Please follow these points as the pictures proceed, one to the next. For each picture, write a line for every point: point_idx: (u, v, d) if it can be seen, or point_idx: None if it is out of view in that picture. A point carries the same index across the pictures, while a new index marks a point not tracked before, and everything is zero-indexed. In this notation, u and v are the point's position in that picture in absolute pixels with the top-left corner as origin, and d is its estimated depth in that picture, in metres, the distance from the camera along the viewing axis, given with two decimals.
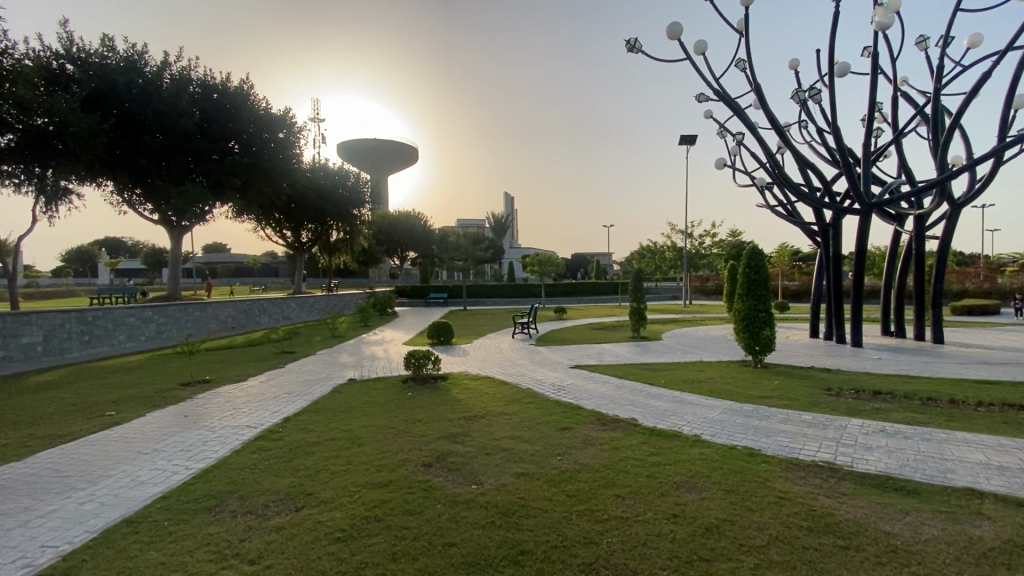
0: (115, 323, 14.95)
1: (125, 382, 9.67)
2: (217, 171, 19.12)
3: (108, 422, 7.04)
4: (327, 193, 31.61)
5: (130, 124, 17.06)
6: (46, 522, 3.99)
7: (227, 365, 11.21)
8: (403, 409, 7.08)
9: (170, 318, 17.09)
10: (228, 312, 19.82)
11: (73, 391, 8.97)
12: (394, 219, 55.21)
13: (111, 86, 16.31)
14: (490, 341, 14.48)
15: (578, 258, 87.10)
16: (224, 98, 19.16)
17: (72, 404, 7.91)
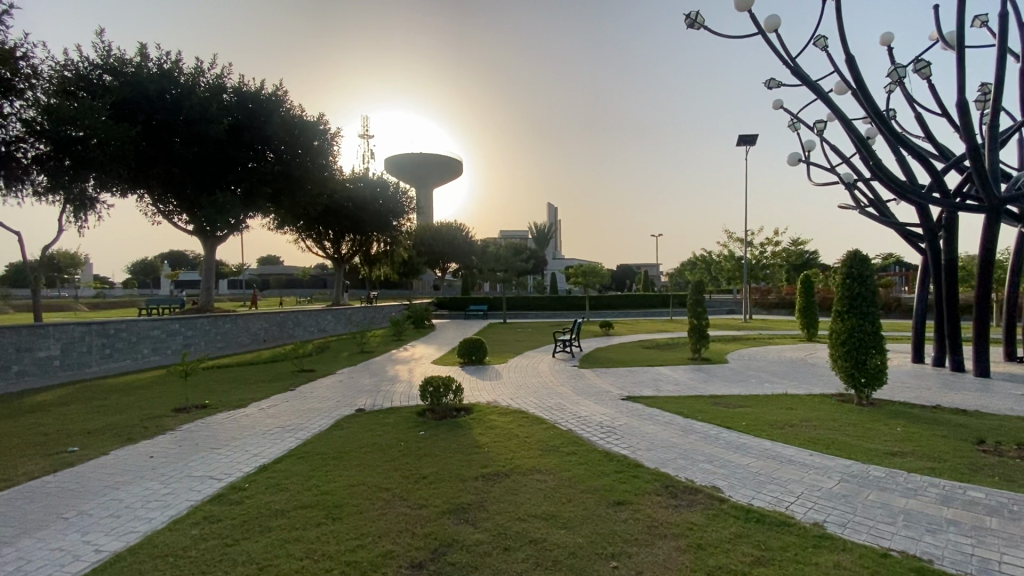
0: (138, 335, 14.10)
1: (118, 405, 8.60)
2: (249, 179, 18.66)
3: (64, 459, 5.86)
4: (365, 203, 31.03)
5: (163, 131, 16.71)
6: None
7: (234, 387, 10.06)
8: (407, 457, 5.55)
9: (199, 331, 16.39)
10: (260, 325, 19.18)
11: (55, 413, 7.87)
12: (436, 230, 54.79)
13: (143, 94, 15.96)
14: (528, 362, 12.82)
15: (624, 269, 83.71)
16: (259, 106, 18.52)
17: (41, 433, 6.78)
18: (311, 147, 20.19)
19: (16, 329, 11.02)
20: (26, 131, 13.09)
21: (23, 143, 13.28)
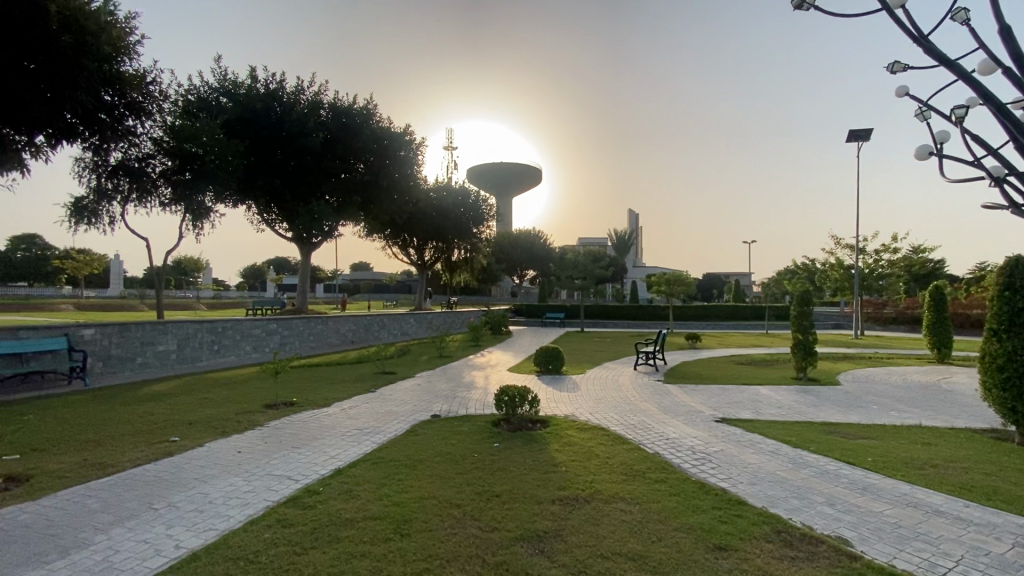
0: (242, 334, 15.24)
1: (218, 398, 9.17)
2: (341, 190, 19.58)
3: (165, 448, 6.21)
4: (447, 211, 31.86)
5: (268, 146, 18.18)
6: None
7: (320, 386, 10.43)
8: (479, 471, 5.25)
9: (293, 331, 17.44)
10: (348, 327, 20.12)
11: (164, 403, 8.50)
12: (515, 237, 55.20)
13: (252, 112, 17.43)
14: (608, 373, 12.16)
15: (711, 278, 79.02)
16: (351, 120, 19.47)
17: (150, 421, 7.28)
18: (398, 156, 20.93)
19: (141, 324, 12.14)
20: (154, 148, 14.47)
21: (152, 159, 14.64)
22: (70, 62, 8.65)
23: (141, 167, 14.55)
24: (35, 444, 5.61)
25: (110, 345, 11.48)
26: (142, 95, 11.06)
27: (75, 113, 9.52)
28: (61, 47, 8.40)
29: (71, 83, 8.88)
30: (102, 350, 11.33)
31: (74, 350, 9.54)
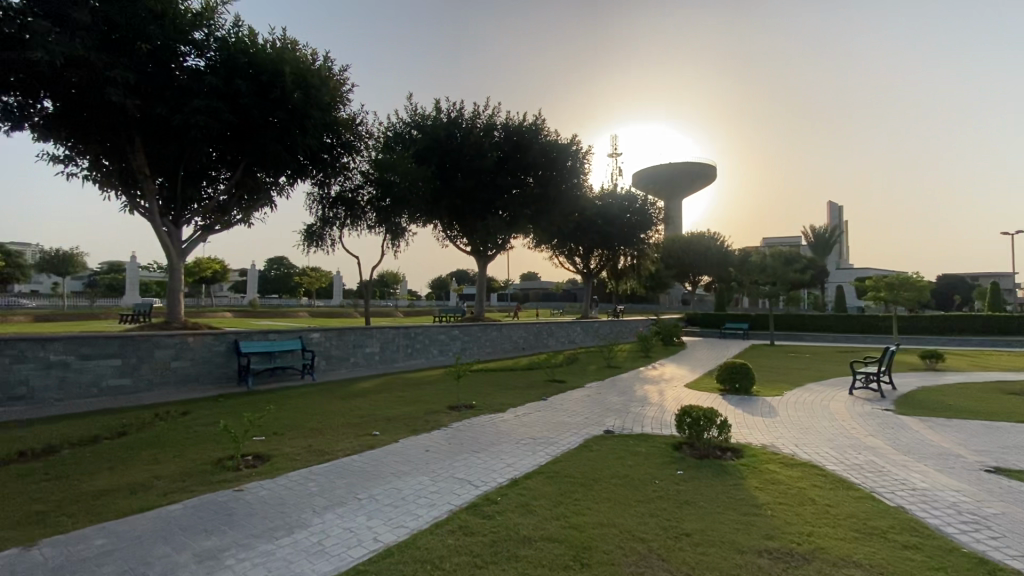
0: (431, 338, 16.82)
1: (411, 397, 10.12)
2: (512, 206, 20.49)
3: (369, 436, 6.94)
4: (613, 218, 31.20)
5: (450, 169, 19.84)
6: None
7: (496, 391, 10.82)
8: (666, 503, 4.64)
9: (472, 337, 18.67)
10: (520, 334, 20.88)
11: (369, 398, 9.67)
12: (688, 242, 51.72)
13: (436, 140, 19.40)
14: (813, 397, 10.27)
15: (949, 282, 63.03)
16: (522, 138, 20.21)
17: (359, 414, 8.27)
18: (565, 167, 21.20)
19: (353, 329, 14.12)
20: (363, 179, 16.89)
21: (362, 189, 17.08)
22: (300, 115, 10.39)
23: (354, 197, 17.07)
24: (276, 429, 6.72)
25: (331, 347, 13.55)
26: (351, 136, 12.89)
27: (304, 156, 11.41)
28: (293, 102, 10.14)
29: (300, 131, 10.63)
30: (325, 350, 13.46)
31: (305, 351, 11.48)
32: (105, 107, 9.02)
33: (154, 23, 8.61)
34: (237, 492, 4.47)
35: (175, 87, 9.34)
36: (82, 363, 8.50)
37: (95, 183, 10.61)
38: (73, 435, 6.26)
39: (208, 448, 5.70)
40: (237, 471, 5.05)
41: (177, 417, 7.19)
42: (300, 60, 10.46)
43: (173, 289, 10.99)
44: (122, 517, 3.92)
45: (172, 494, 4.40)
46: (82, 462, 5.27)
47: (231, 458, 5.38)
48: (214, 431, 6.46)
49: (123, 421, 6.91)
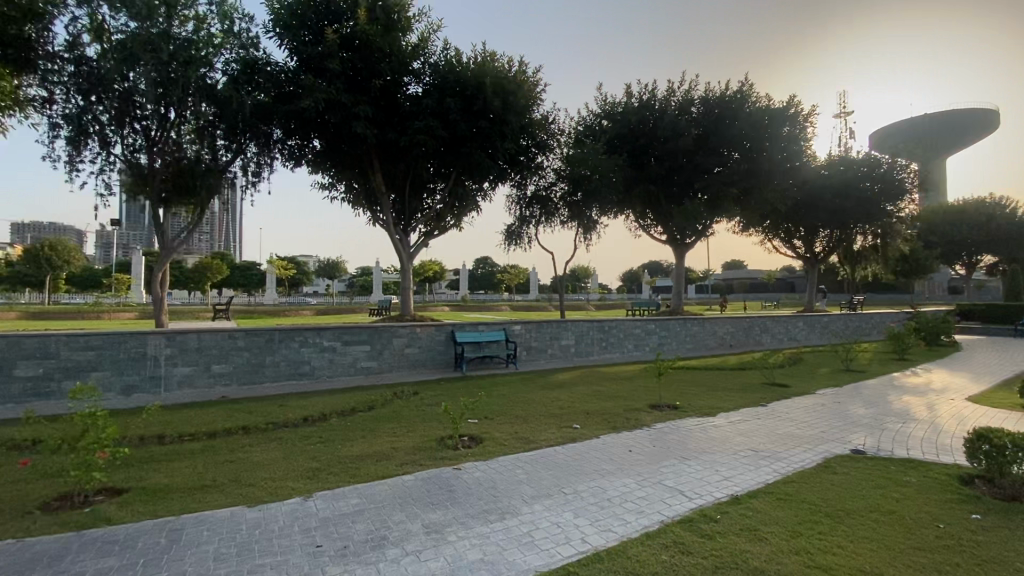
0: (625, 333, 15.03)
1: (610, 388, 9.85)
2: (714, 184, 17.97)
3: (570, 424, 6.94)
4: (846, 190, 25.76)
5: (643, 156, 18.56)
6: (417, 564, 3.15)
7: (703, 391, 9.83)
8: (966, 560, 3.42)
9: (671, 332, 16.65)
10: (728, 329, 18.40)
11: (569, 389, 9.72)
12: (958, 213, 40.13)
13: (628, 127, 18.17)
14: None
15: None
16: (725, 110, 17.87)
17: (560, 402, 8.35)
18: (780, 136, 18.24)
19: (550, 321, 13.40)
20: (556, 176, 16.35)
21: (555, 186, 16.49)
22: (500, 121, 11.00)
23: (546, 194, 16.57)
24: (486, 412, 7.19)
25: (530, 338, 13.06)
26: (545, 135, 13.23)
27: (504, 161, 12.04)
28: (494, 110, 10.79)
29: (500, 137, 11.28)
30: (524, 342, 12.98)
31: (508, 341, 12.23)
32: (352, 138, 10.94)
33: (385, 61, 10.09)
34: (455, 471, 4.83)
35: (401, 113, 10.78)
36: (344, 348, 10.51)
37: (349, 203, 13.10)
38: (338, 407, 7.73)
39: (432, 427, 6.38)
40: (455, 451, 5.50)
41: (409, 397, 8.30)
42: (498, 70, 11.07)
43: (404, 287, 12.91)
44: (370, 482, 4.60)
45: (405, 467, 4.98)
46: (344, 431, 6.42)
47: (450, 438, 5.90)
48: (436, 411, 7.20)
49: (371, 398, 8.28)
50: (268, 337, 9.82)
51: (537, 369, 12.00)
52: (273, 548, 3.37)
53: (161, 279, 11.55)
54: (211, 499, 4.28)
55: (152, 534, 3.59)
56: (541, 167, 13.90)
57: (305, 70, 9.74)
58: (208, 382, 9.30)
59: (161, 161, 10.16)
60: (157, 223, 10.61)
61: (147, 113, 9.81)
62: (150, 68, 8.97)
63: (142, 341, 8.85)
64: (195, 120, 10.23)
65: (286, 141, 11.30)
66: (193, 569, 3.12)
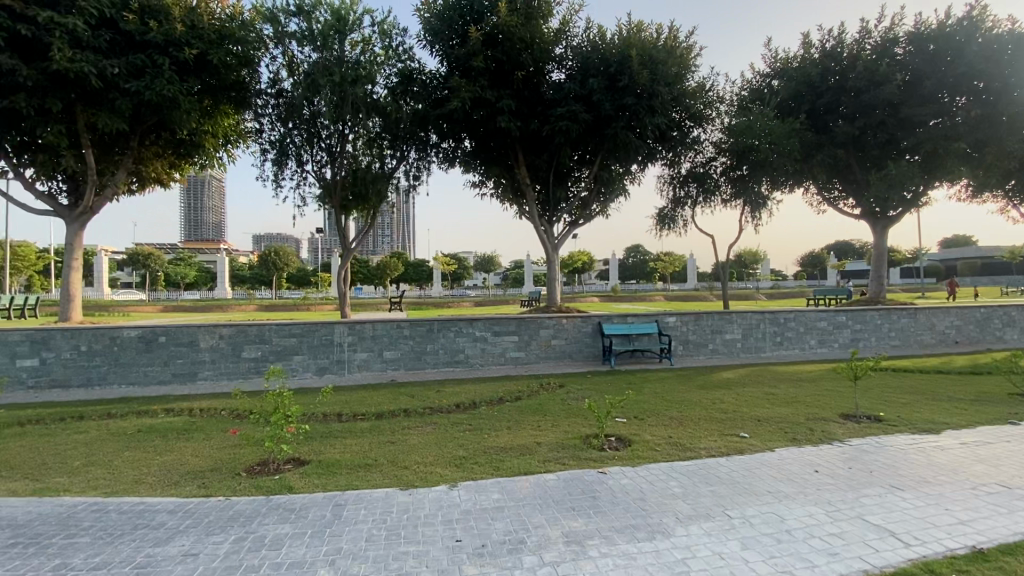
0: (806, 325, 12.75)
1: (785, 389, 8.38)
2: (932, 139, 13.72)
3: (735, 429, 6.02)
4: None
5: (827, 115, 14.84)
6: None
7: (918, 399, 7.77)
8: None
9: (869, 324, 13.42)
10: (955, 321, 14.29)
11: (734, 388, 8.51)
12: None
13: (807, 83, 14.60)
14: None
15: None
16: (945, 43, 13.57)
17: (723, 403, 7.36)
18: None
19: (711, 313, 11.99)
20: (716, 151, 14.64)
21: (714, 161, 14.80)
22: (648, 95, 10.14)
23: (704, 171, 14.92)
24: (636, 411, 6.66)
25: (687, 331, 11.85)
26: (701, 105, 11.91)
27: (653, 139, 11.12)
28: (641, 82, 9.93)
29: (648, 112, 10.27)
30: (681, 335, 11.80)
31: (662, 334, 11.38)
32: (498, 133, 11.12)
33: (527, 51, 10.01)
34: (602, 476, 4.46)
35: (545, 101, 10.64)
36: (495, 338, 10.85)
37: (497, 198, 13.45)
38: (488, 395, 7.93)
39: (578, 423, 6.11)
40: (601, 452, 5.14)
41: (555, 389, 8.16)
42: (645, 41, 10.22)
43: (552, 278, 12.86)
44: (513, 477, 4.50)
45: (549, 464, 4.79)
46: (492, 421, 6.50)
47: (596, 437, 5.55)
48: (582, 407, 6.89)
49: (519, 388, 8.34)
50: (428, 327, 10.58)
51: (697, 366, 10.92)
52: (417, 536, 3.43)
53: (345, 276, 13.27)
54: (372, 477, 4.62)
55: (321, 506, 3.96)
56: (696, 142, 12.58)
57: (454, 72, 10.17)
58: (380, 366, 10.38)
59: (341, 173, 11.58)
60: (339, 227, 12.18)
61: (329, 132, 11.23)
62: (328, 91, 10.23)
63: (330, 329, 10.23)
64: (366, 133, 11.43)
65: (441, 143, 11.98)
66: (348, 546, 3.31)
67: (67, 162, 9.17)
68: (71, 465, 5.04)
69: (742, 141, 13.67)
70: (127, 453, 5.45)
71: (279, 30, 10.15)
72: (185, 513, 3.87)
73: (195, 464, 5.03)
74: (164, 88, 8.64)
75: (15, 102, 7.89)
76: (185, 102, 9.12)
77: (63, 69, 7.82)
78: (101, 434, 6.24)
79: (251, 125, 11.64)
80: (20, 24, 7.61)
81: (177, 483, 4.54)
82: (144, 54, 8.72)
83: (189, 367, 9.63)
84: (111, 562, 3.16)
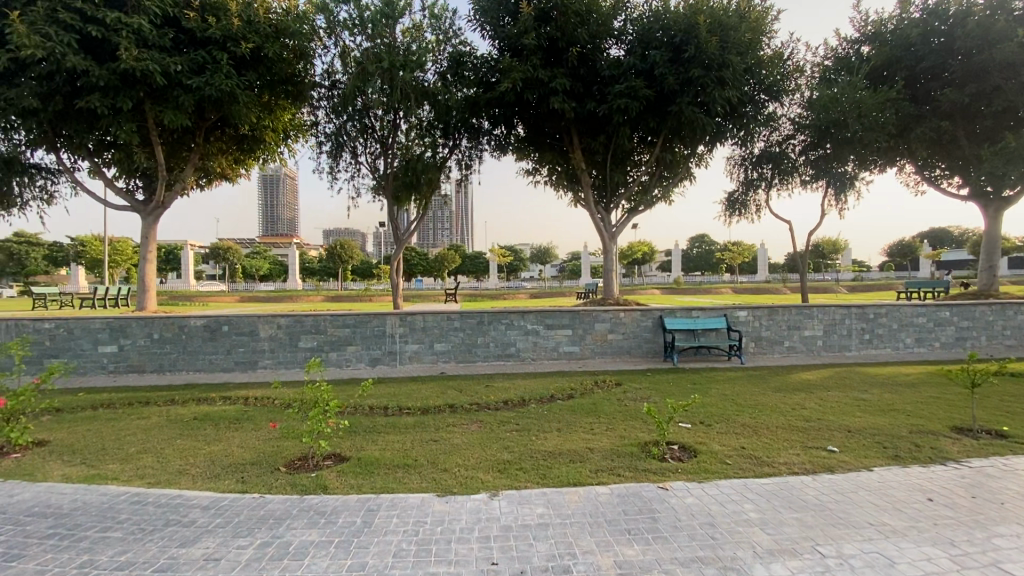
0: (901, 321, 11.28)
1: (878, 394, 7.32)
2: None
3: (821, 441, 5.21)
4: None
5: (929, 82, 12.92)
6: None
7: None
8: None
9: (981, 321, 11.66)
10: None
11: (816, 391, 7.56)
12: None
13: (906, 47, 12.77)
14: None
15: None
16: None
17: (805, 409, 6.49)
18: None
19: (788, 307, 10.86)
20: (794, 128, 13.31)
21: (792, 139, 13.54)
22: (717, 66, 9.21)
23: (782, 150, 13.68)
24: (703, 417, 5.99)
25: (759, 327, 10.81)
26: (778, 76, 10.75)
27: (723, 115, 10.14)
28: (708, 51, 8.99)
29: (717, 84, 9.31)
30: (753, 331, 10.79)
31: (731, 330, 10.44)
32: (551, 115, 10.55)
33: (581, 26, 9.38)
34: (662, 492, 3.91)
35: (601, 79, 9.95)
36: (548, 331, 10.39)
37: (552, 185, 12.90)
38: (538, 392, 7.50)
39: (635, 428, 5.54)
40: (663, 462, 4.57)
41: (611, 388, 7.59)
42: (714, 6, 9.26)
43: (609, 269, 12.20)
44: (561, 488, 4.04)
45: (602, 474, 4.29)
46: (542, 420, 6.06)
47: (657, 444, 4.97)
48: (641, 409, 6.30)
49: (572, 385, 7.84)
50: (479, 319, 10.28)
51: (772, 364, 9.92)
52: (448, 555, 3.06)
53: (398, 267, 13.28)
54: (409, 479, 4.31)
55: (353, 510, 3.70)
56: (771, 118, 11.41)
57: (505, 53, 9.73)
58: (431, 358, 10.22)
59: (393, 162, 11.51)
60: (392, 219, 12.14)
61: (381, 122, 11.15)
62: (378, 79, 10.11)
63: (382, 321, 10.19)
64: (417, 121, 11.26)
65: (493, 129, 11.58)
66: (373, 562, 3.00)
67: (140, 158, 9.66)
68: (126, 452, 5.14)
69: (825, 116, 12.25)
70: (179, 441, 5.52)
71: (330, 20, 10.13)
72: (217, 510, 3.74)
73: (239, 455, 4.98)
74: (221, 82, 8.83)
75: (90, 102, 8.34)
76: (242, 96, 9.30)
77: (130, 68, 8.16)
78: (161, 420, 6.41)
79: (308, 119, 11.79)
80: (92, 27, 8.01)
81: (217, 476, 4.47)
82: (205, 51, 8.99)
83: (250, 355, 9.92)
84: (135, 562, 3.05)
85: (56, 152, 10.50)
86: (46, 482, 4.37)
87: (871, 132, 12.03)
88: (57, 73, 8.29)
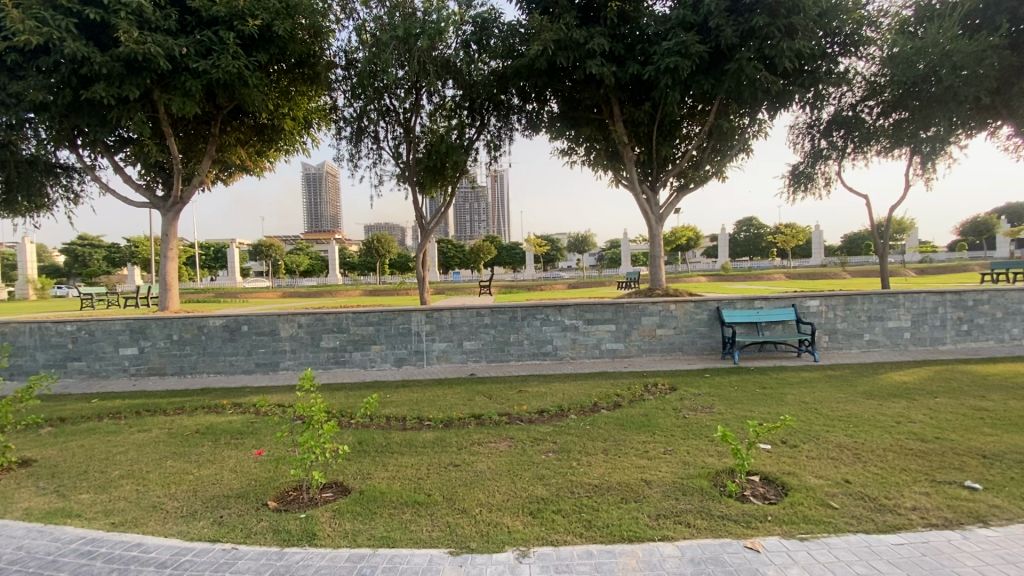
0: (1008, 310, 9.55)
1: (1004, 402, 5.90)
2: None
3: (953, 474, 3.98)
4: None
5: None
6: None
7: None
8: None
9: None
10: None
11: (919, 397, 6.21)
12: None
13: None
14: None
15: None
16: None
17: (913, 423, 5.21)
18: None
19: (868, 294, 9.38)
20: (869, 89, 11.65)
21: (867, 102, 11.92)
22: (783, 12, 7.85)
23: (855, 115, 12.04)
24: (785, 435, 4.85)
25: (834, 318, 9.38)
26: (854, 25, 9.18)
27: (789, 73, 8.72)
28: None
29: (783, 33, 7.93)
30: (826, 323, 9.37)
31: (802, 322, 9.08)
32: (587, 83, 9.40)
33: None
34: (753, 560, 2.84)
35: (644, 39, 8.73)
36: (588, 327, 9.35)
37: (590, 165, 11.78)
38: (579, 399, 6.51)
39: (701, 452, 4.47)
40: (745, 506, 3.50)
41: (665, 394, 6.49)
42: None
43: (655, 255, 10.99)
44: (613, 546, 3.05)
45: (665, 524, 3.27)
46: (585, 437, 5.09)
47: (732, 477, 3.89)
48: (705, 424, 5.20)
49: (618, 391, 6.80)
50: (511, 314, 9.36)
51: (852, 362, 8.52)
52: None
53: (426, 259, 12.50)
54: (416, 525, 3.42)
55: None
56: (845, 76, 9.85)
57: (535, 15, 8.64)
58: (460, 358, 9.39)
59: (416, 146, 10.67)
60: (418, 207, 11.34)
61: (402, 102, 10.32)
62: (396, 53, 9.22)
63: (407, 318, 9.42)
64: (441, 101, 10.36)
65: (524, 105, 10.55)
66: None
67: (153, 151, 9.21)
68: (107, 477, 4.48)
69: (909, 71, 10.52)
70: (169, 462, 4.84)
71: None
72: (174, 570, 2.96)
73: (226, 485, 4.22)
74: (229, 64, 8.16)
75: (95, 92, 7.85)
76: (252, 78, 8.64)
77: (131, 51, 7.59)
78: (161, 433, 5.80)
79: (328, 105, 11.09)
80: (90, 9, 7.50)
81: (193, 514, 3.71)
82: (210, 31, 8.35)
83: (271, 356, 9.38)
84: None
85: (76, 149, 10.20)
86: (4, 519, 3.73)
87: (969, 87, 10.24)
88: (60, 62, 7.86)
